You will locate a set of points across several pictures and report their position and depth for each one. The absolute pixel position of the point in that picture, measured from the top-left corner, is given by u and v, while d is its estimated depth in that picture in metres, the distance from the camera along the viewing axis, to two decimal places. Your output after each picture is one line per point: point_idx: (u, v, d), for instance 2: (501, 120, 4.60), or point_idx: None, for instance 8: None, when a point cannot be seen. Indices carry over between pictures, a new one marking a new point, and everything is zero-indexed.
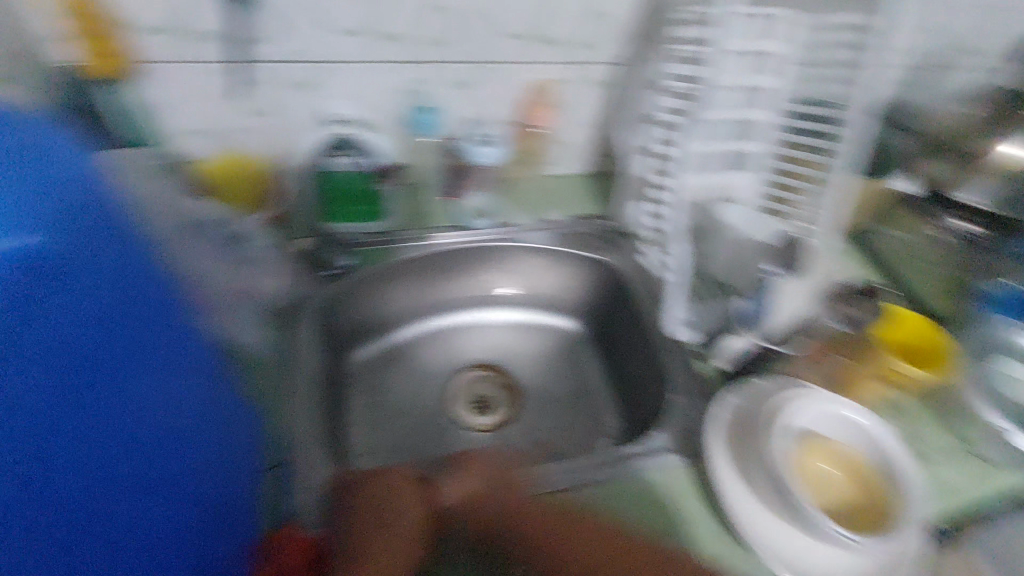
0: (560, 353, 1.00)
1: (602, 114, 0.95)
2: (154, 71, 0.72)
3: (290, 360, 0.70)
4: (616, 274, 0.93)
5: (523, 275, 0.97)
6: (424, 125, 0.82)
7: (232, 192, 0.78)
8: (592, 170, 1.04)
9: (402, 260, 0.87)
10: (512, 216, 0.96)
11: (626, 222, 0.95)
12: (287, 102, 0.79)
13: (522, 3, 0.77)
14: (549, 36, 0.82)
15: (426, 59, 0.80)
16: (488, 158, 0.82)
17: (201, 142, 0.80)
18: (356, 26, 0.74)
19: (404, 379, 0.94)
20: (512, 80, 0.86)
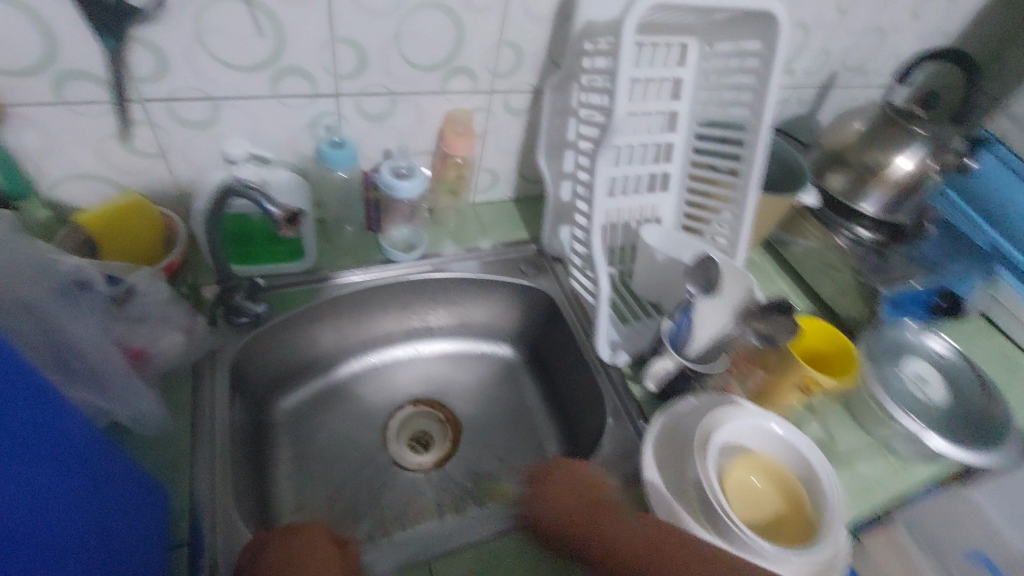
0: (498, 379, 0.99)
1: (524, 139, 0.95)
2: (24, 114, 0.64)
3: (198, 425, 0.66)
4: (547, 299, 0.94)
5: (455, 305, 0.96)
6: (339, 162, 0.78)
7: (126, 241, 0.72)
8: (519, 194, 1.05)
9: (326, 303, 0.85)
10: (440, 246, 0.94)
11: (553, 246, 0.95)
12: (186, 141, 0.74)
13: (436, 36, 0.76)
14: (465, 66, 0.81)
15: (338, 94, 0.76)
16: (408, 191, 0.79)
17: (88, 186, 0.74)
18: (255, 64, 0.69)
19: (335, 423, 0.89)
20: (430, 111, 0.84)
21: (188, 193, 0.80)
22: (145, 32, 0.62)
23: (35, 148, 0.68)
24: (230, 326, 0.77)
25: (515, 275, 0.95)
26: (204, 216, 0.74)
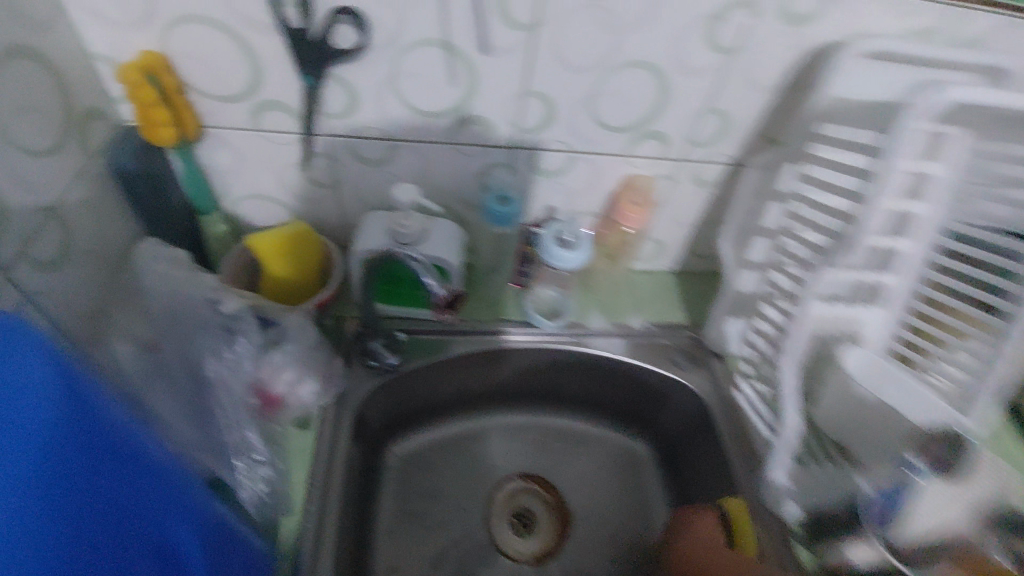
0: (620, 472, 0.87)
1: (705, 214, 0.82)
2: (221, 136, 0.65)
3: (311, 476, 0.61)
4: (699, 402, 0.80)
5: (592, 380, 0.86)
6: (502, 219, 0.72)
7: (285, 267, 0.70)
8: (681, 267, 0.92)
9: (457, 358, 0.79)
10: (586, 316, 0.85)
11: (719, 343, 0.82)
12: (358, 176, 0.71)
13: (637, 95, 0.66)
14: (660, 131, 0.70)
15: (515, 147, 0.70)
16: (571, 264, 0.71)
17: (262, 207, 0.74)
18: (441, 110, 0.64)
19: (443, 483, 0.83)
20: (608, 173, 0.75)
21: (350, 224, 0.78)
22: (344, 70, 0.60)
23: (225, 167, 0.69)
24: (365, 370, 0.73)
25: (666, 365, 0.82)
26: (361, 257, 0.69)
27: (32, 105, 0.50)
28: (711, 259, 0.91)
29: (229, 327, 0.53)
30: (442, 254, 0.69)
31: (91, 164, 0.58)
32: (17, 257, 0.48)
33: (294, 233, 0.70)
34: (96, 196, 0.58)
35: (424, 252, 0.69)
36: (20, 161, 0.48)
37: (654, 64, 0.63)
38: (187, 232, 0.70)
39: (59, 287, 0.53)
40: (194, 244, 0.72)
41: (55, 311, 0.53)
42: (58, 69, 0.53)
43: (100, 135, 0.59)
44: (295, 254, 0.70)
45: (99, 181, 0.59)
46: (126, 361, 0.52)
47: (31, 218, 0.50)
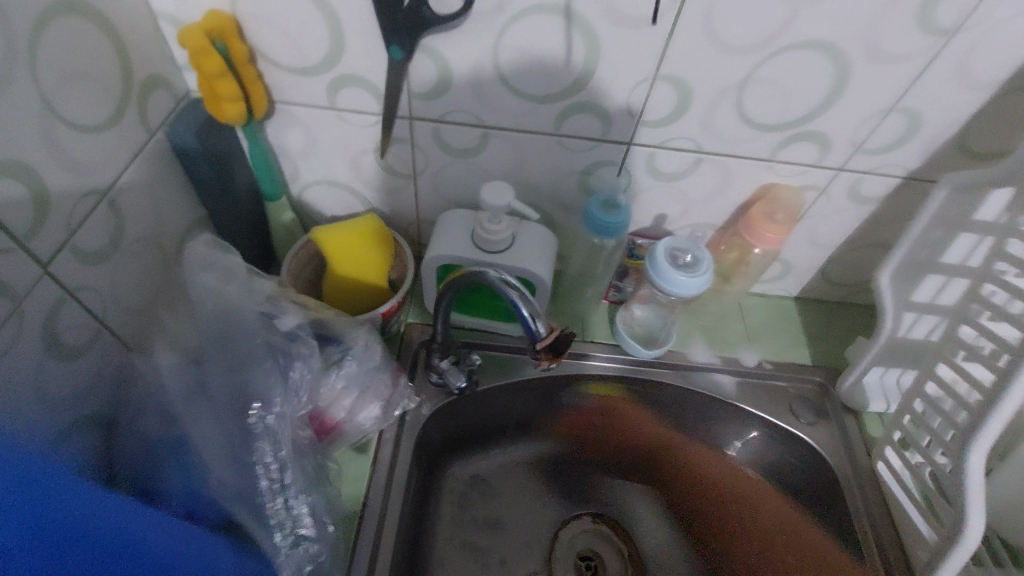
0: (713, 529, 0.73)
1: (853, 236, 0.67)
2: (294, 114, 0.56)
3: (367, 510, 0.54)
4: (825, 464, 0.66)
5: (690, 418, 0.73)
6: (607, 229, 0.59)
7: (352, 268, 0.62)
8: (807, 295, 0.77)
9: (535, 380, 0.69)
10: (688, 344, 0.72)
11: (854, 396, 0.67)
12: (442, 167, 0.61)
13: (801, 85, 0.51)
14: (820, 133, 0.55)
15: (631, 143, 0.57)
16: (687, 291, 0.59)
17: (332, 194, 0.66)
18: (549, 94, 0.53)
19: (507, 514, 0.73)
20: (741, 180, 0.61)
21: (426, 219, 0.68)
22: (440, 41, 0.49)
23: (296, 149, 0.60)
24: (429, 386, 0.64)
25: (784, 414, 0.68)
26: (439, 261, 0.59)
27: (85, 72, 0.42)
28: (848, 289, 0.75)
29: (284, 349, 0.45)
30: (530, 266, 0.58)
31: (150, 140, 0.51)
32: (59, 248, 0.42)
33: (371, 238, 0.62)
34: (154, 178, 0.52)
35: (510, 263, 0.58)
36: (68, 138, 0.42)
37: (834, 45, 0.48)
38: (250, 217, 0.63)
39: (107, 279, 0.47)
40: (257, 231, 0.65)
41: (100, 307, 0.47)
42: (117, 28, 0.45)
43: (162, 107, 0.51)
44: (365, 263, 0.62)
45: (159, 159, 0.52)
46: (166, 379, 0.44)
47: (78, 203, 0.43)
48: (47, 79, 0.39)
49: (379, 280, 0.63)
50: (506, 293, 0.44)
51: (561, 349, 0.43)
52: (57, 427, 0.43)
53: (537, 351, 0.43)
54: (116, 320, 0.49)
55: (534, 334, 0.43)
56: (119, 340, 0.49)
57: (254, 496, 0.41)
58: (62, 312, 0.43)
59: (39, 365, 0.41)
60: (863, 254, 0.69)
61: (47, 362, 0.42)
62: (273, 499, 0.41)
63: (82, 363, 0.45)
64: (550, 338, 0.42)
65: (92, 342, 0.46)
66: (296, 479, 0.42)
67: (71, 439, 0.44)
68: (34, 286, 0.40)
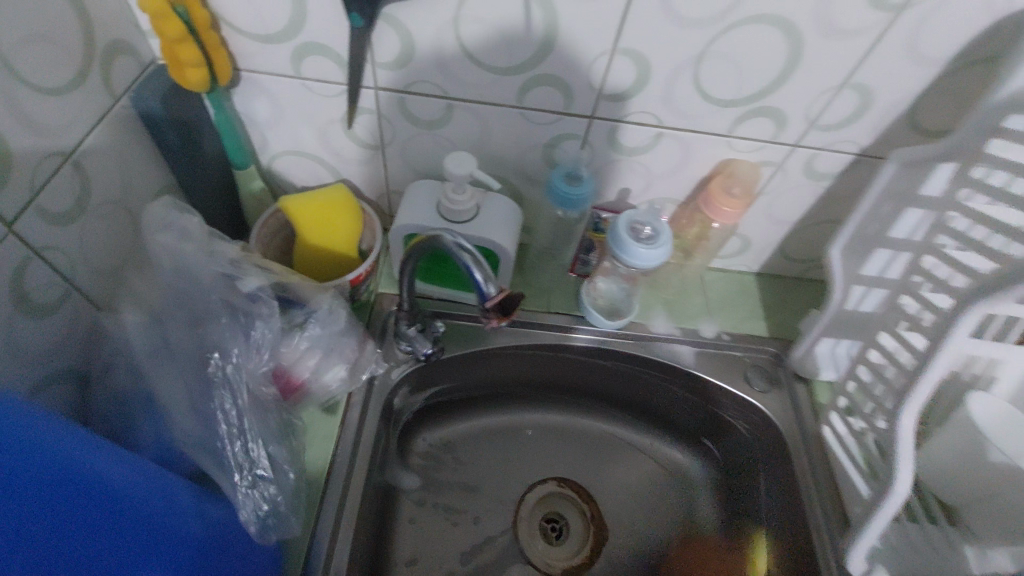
0: (669, 491, 0.77)
1: (809, 211, 0.69)
2: (260, 82, 0.57)
3: (335, 468, 0.57)
4: (775, 431, 0.69)
5: (651, 388, 0.76)
6: (568, 201, 0.61)
7: (320, 237, 0.63)
8: (768, 270, 0.79)
9: (503, 348, 0.71)
10: (650, 316, 0.74)
11: (806, 365, 0.70)
12: (409, 138, 0.62)
13: (754, 61, 0.53)
14: (774, 109, 0.57)
15: (592, 116, 0.59)
16: (647, 263, 0.61)
17: (303, 164, 0.67)
18: (512, 67, 0.54)
19: (476, 480, 0.76)
20: (701, 155, 0.62)
21: (396, 191, 0.70)
22: (402, 10, 0.50)
23: (264, 118, 0.61)
24: (396, 354, 0.66)
25: (738, 382, 0.71)
26: (405, 230, 0.61)
27: (45, 33, 0.43)
28: (806, 265, 0.78)
29: (246, 309, 0.46)
30: (493, 236, 0.60)
31: (115, 105, 0.51)
32: (24, 208, 0.43)
33: (341, 209, 0.64)
34: (120, 143, 0.52)
35: (474, 232, 0.60)
36: (29, 99, 0.42)
37: (785, 21, 0.50)
38: (221, 186, 0.64)
39: (77, 241, 0.48)
40: (229, 200, 0.66)
41: (69, 268, 0.48)
42: None
43: (128, 72, 0.52)
44: (334, 234, 0.64)
45: (126, 124, 0.53)
46: (133, 337, 0.45)
47: (42, 163, 0.44)
48: (6, 36, 0.40)
49: (348, 251, 0.65)
50: (459, 256, 0.45)
51: (510, 308, 0.46)
52: (29, 381, 0.44)
53: (487, 310, 0.45)
54: (86, 280, 0.50)
55: (485, 294, 0.45)
56: (90, 301, 0.51)
57: (212, 449, 0.43)
58: (30, 270, 0.44)
59: (9, 322, 0.42)
60: (820, 230, 0.72)
61: (16, 319, 0.43)
62: (232, 445, 0.43)
63: (52, 322, 0.46)
64: (499, 297, 0.44)
65: (63, 301, 0.47)
66: (254, 426, 0.44)
67: (43, 394, 0.46)
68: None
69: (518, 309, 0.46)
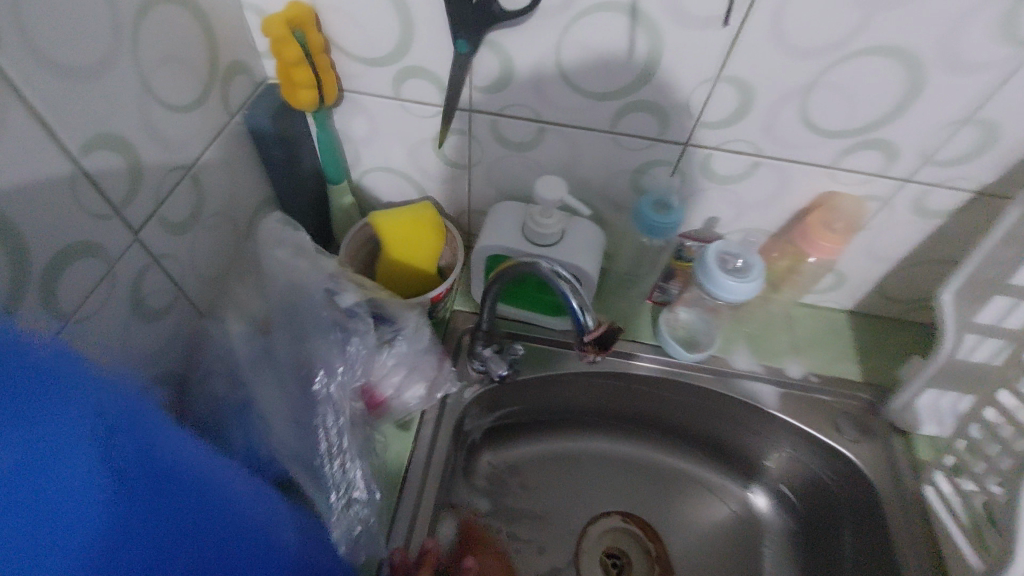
0: (739, 536, 0.74)
1: (915, 250, 0.65)
2: (360, 102, 0.59)
3: (407, 484, 0.57)
4: (867, 484, 0.64)
5: (725, 424, 0.73)
6: (656, 229, 0.59)
7: (405, 253, 0.65)
8: (862, 308, 0.75)
9: (574, 375, 0.70)
10: (732, 351, 0.71)
11: (905, 416, 0.65)
12: (497, 159, 0.63)
13: (869, 91, 0.50)
14: (887, 142, 0.54)
15: (687, 143, 0.57)
16: (738, 296, 0.58)
17: (392, 181, 0.69)
18: (609, 92, 0.53)
19: (537, 506, 0.74)
20: (799, 186, 0.60)
21: (478, 210, 0.70)
22: (504, 36, 0.51)
23: (360, 136, 0.63)
24: (470, 373, 0.66)
25: (827, 428, 0.67)
26: (489, 252, 0.61)
27: (177, 56, 0.46)
28: (906, 305, 0.72)
29: (344, 324, 0.47)
30: (577, 261, 0.59)
31: (230, 121, 0.54)
32: (149, 217, 0.46)
33: (428, 228, 0.65)
34: (231, 157, 0.55)
35: (558, 256, 0.59)
36: (161, 117, 0.45)
37: (909, 51, 0.47)
38: (313, 199, 0.66)
39: (189, 249, 0.51)
40: (318, 212, 0.68)
41: (180, 273, 0.50)
42: (206, 15, 0.48)
43: (243, 91, 0.55)
44: (419, 251, 0.65)
45: (238, 139, 0.56)
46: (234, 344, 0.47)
47: (167, 176, 0.47)
48: (146, 58, 0.43)
49: (430, 268, 0.66)
50: (557, 284, 0.45)
51: (607, 342, 0.45)
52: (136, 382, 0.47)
53: (583, 343, 0.45)
54: (192, 285, 0.53)
55: (582, 327, 0.44)
56: (194, 306, 0.53)
57: (313, 464, 0.44)
58: (147, 275, 0.47)
59: (126, 323, 0.45)
60: (925, 270, 0.67)
61: (132, 320, 0.46)
62: (331, 463, 0.44)
63: (161, 325, 0.49)
64: (597, 332, 0.43)
65: (172, 305, 0.50)
66: (353, 445, 0.45)
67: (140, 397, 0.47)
68: (126, 251, 0.44)
69: (615, 343, 0.45)
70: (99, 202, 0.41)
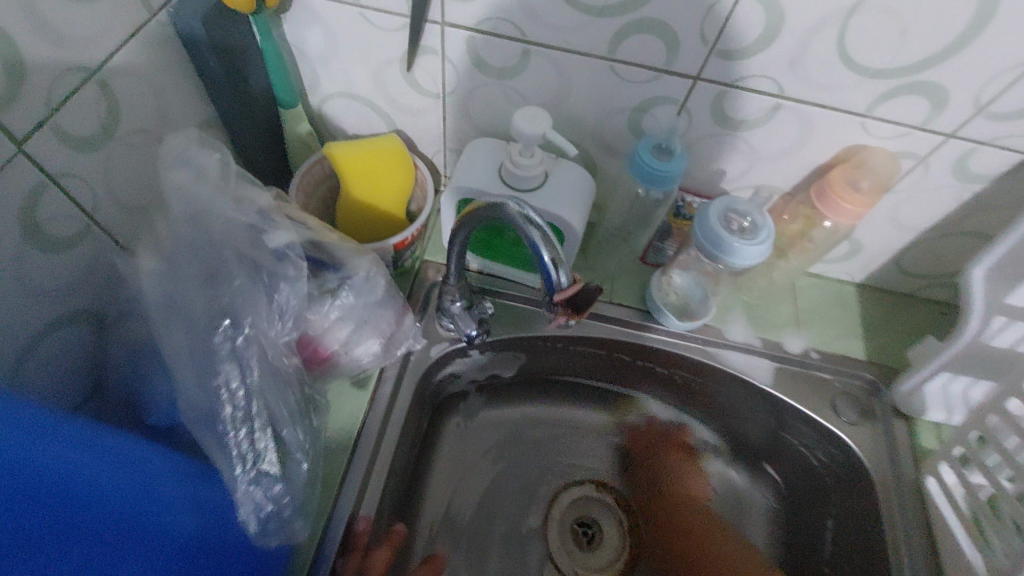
0: (716, 513, 0.70)
1: (945, 220, 0.57)
2: (314, 9, 0.50)
3: (360, 446, 0.51)
4: (863, 473, 0.59)
5: (715, 400, 0.68)
6: (655, 179, 0.51)
7: (365, 193, 0.57)
8: (873, 282, 0.68)
9: (554, 338, 0.64)
10: (727, 321, 0.65)
11: (911, 402, 0.59)
12: (474, 88, 0.54)
13: (924, 20, 0.41)
14: (935, 86, 0.45)
15: (697, 77, 0.48)
16: (736, 260, 0.51)
17: (356, 110, 0.60)
18: (608, 6, 0.44)
19: (509, 473, 0.70)
20: (823, 137, 0.51)
21: (454, 148, 0.62)
22: None
23: (317, 52, 0.54)
24: (437, 330, 0.60)
25: (825, 410, 0.61)
26: (460, 193, 0.53)
27: None
28: (922, 282, 0.66)
29: (277, 267, 0.41)
30: (561, 211, 0.51)
31: (151, 20, 0.45)
32: (39, 126, 0.38)
33: (394, 164, 0.56)
34: (155, 63, 0.46)
35: (539, 202, 0.52)
36: (49, 2, 0.36)
37: None
38: (264, 124, 0.58)
39: (101, 168, 0.44)
40: (271, 139, 0.60)
41: (90, 199, 0.43)
42: None
43: None
44: (381, 190, 0.57)
45: (164, 43, 0.47)
46: (145, 286, 0.40)
47: (62, 78, 0.39)
48: None
49: (394, 211, 0.58)
50: (527, 232, 0.37)
51: (583, 304, 0.38)
52: (33, 322, 0.40)
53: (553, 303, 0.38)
54: (109, 215, 0.45)
55: (554, 285, 0.37)
56: (115, 239, 0.46)
57: (215, 422, 0.38)
58: (43, 199, 0.39)
59: (16, 250, 0.38)
60: (952, 243, 0.59)
61: (25, 249, 0.38)
62: (235, 432, 0.38)
63: (67, 258, 0.42)
64: (571, 291, 0.37)
65: (83, 235, 0.43)
66: (263, 412, 0.39)
67: (51, 339, 0.42)
68: (7, 164, 0.36)
69: (592, 307, 0.38)
70: None
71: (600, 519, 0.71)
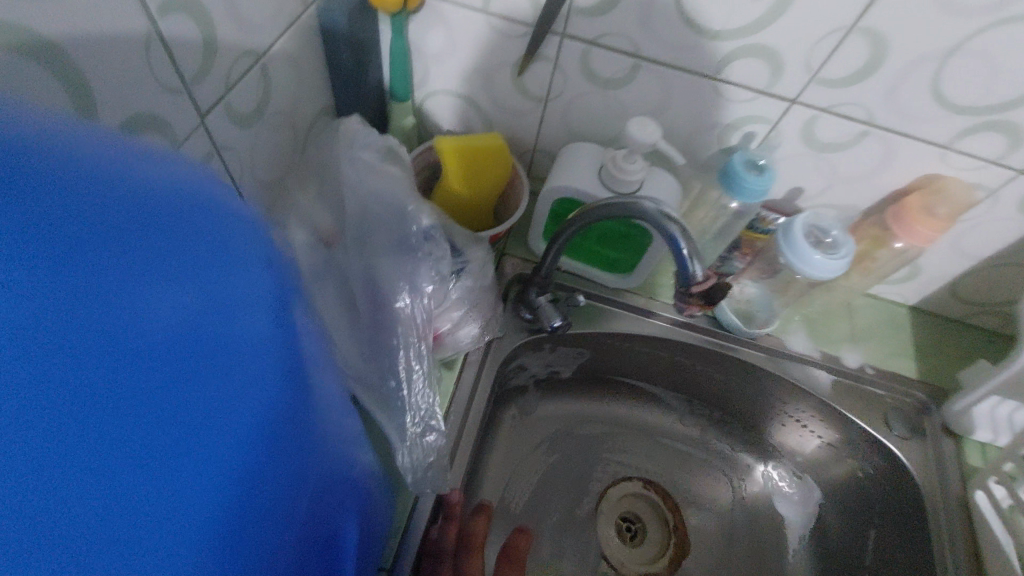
0: (755, 515, 0.73)
1: (1005, 250, 0.61)
2: (443, 12, 0.54)
3: (450, 420, 0.54)
4: (912, 485, 0.62)
5: (768, 408, 0.71)
6: (745, 192, 0.54)
7: (464, 185, 0.59)
8: (926, 305, 0.71)
9: (624, 336, 0.67)
10: (788, 331, 0.68)
11: (960, 420, 0.62)
12: (578, 95, 0.58)
13: (1016, 65, 0.45)
14: (1015, 125, 0.49)
15: (795, 100, 0.52)
16: (820, 272, 0.55)
17: (458, 108, 0.64)
18: (725, 30, 0.48)
19: (563, 464, 0.74)
20: (902, 163, 0.55)
21: (544, 150, 0.66)
22: None
23: (434, 52, 0.58)
24: (513, 322, 0.63)
25: (876, 422, 0.65)
26: (564, 191, 0.57)
27: None
28: (973, 309, 0.69)
29: None
30: None
31: (302, 11, 0.49)
32: (216, 102, 0.41)
33: (492, 161, 0.60)
34: (300, 51, 0.50)
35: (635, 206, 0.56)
36: None
37: None
38: (375, 114, 0.62)
39: (247, 142, 0.47)
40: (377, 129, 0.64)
41: (238, 170, 0.47)
42: None
43: None
44: (479, 183, 0.60)
45: (309, 33, 0.51)
46: None
47: (236, 58, 0.42)
48: None
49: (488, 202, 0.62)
50: (667, 228, 0.44)
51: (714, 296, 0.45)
52: None
53: (691, 294, 0.45)
54: (248, 185, 0.49)
55: (690, 276, 0.44)
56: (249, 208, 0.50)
57: None
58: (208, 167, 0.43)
59: None
60: (1008, 273, 0.63)
61: None
62: None
63: None
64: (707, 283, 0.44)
65: None
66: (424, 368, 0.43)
67: None
68: (191, 134, 0.40)
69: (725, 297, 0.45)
70: (166, 72, 0.36)
71: (643, 515, 0.74)
